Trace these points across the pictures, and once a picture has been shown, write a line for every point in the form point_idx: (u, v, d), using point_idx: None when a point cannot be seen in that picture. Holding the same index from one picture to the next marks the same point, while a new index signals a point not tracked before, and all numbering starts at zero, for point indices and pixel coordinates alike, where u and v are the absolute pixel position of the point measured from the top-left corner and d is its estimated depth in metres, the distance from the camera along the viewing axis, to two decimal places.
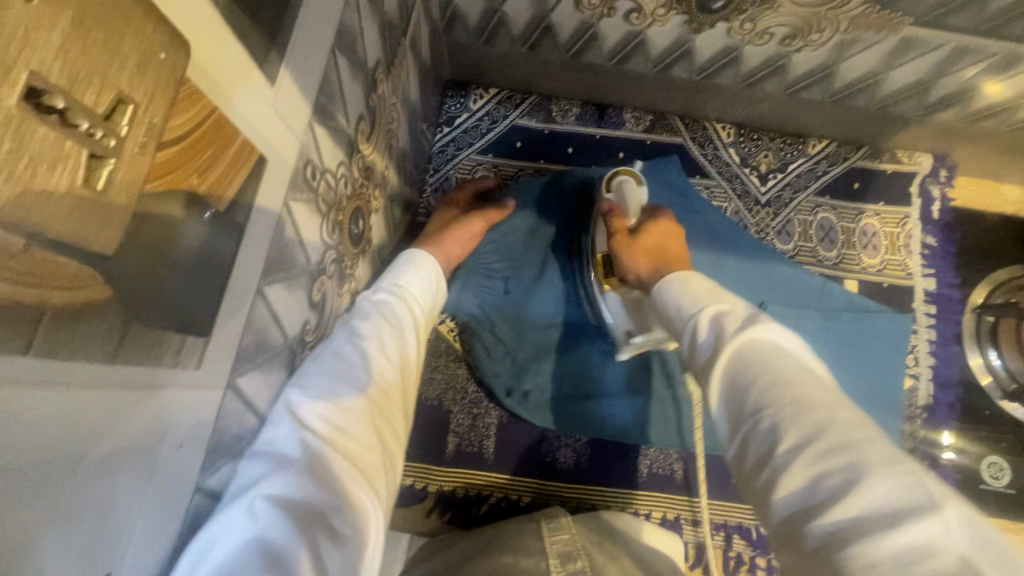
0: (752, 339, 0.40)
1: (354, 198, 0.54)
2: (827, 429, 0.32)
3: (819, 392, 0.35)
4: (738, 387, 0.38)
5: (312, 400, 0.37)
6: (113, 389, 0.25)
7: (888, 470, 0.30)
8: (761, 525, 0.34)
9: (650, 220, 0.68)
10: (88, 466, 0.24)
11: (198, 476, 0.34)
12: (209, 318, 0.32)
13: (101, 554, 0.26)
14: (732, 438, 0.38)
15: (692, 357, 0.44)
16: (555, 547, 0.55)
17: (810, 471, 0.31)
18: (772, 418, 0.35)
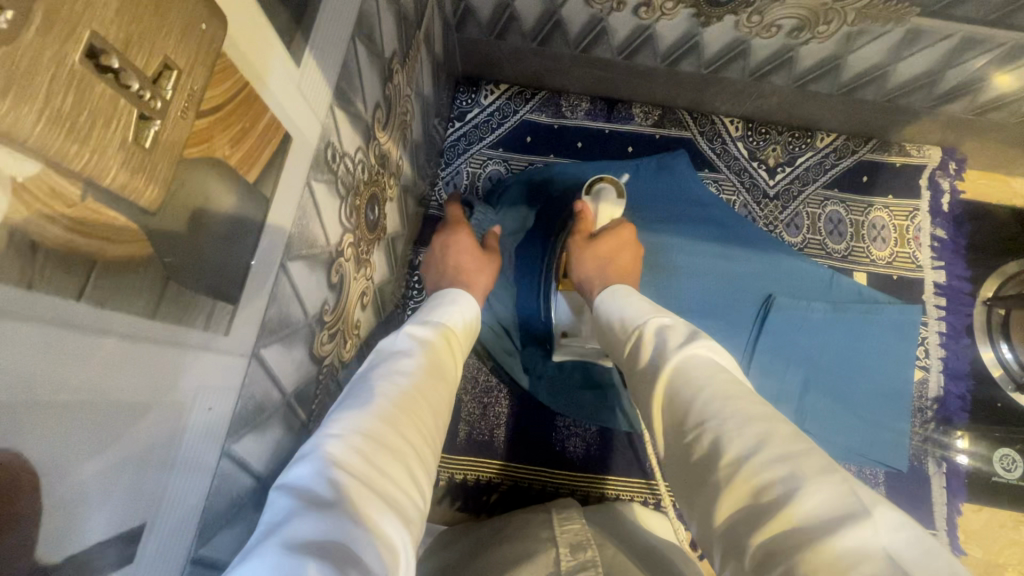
0: (693, 350, 0.43)
1: (371, 184, 0.55)
2: (769, 439, 0.33)
3: (755, 405, 0.36)
4: (679, 398, 0.40)
5: (347, 434, 0.34)
6: (151, 347, 0.26)
7: (825, 478, 0.30)
8: (703, 535, 0.34)
9: (611, 227, 0.70)
10: (127, 412, 0.26)
11: (225, 441, 0.35)
12: (238, 287, 0.33)
13: (135, 504, 0.27)
14: (676, 449, 0.38)
15: (636, 368, 0.47)
16: (565, 537, 0.54)
17: (753, 481, 0.31)
18: (712, 432, 0.35)
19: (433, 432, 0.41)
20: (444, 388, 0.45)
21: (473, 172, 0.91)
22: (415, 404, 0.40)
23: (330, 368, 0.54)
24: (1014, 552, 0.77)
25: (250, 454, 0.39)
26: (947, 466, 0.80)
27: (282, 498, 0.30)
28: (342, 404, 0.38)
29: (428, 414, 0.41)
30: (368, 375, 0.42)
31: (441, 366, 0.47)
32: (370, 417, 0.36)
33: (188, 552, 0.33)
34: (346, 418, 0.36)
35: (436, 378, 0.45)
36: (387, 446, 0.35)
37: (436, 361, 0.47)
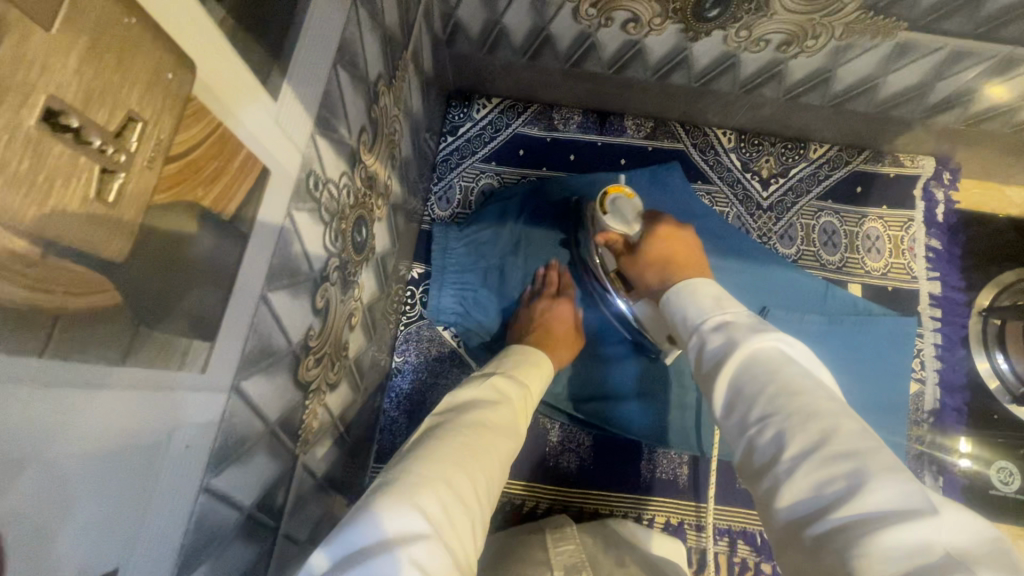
0: (760, 344, 0.47)
1: (357, 207, 0.56)
2: (832, 434, 0.37)
3: (825, 401, 0.40)
4: (748, 393, 0.44)
5: (417, 478, 0.39)
6: (123, 389, 0.26)
7: (887, 473, 0.34)
8: (765, 524, 0.39)
9: (648, 228, 0.70)
10: (98, 458, 0.26)
11: (205, 476, 0.35)
12: (215, 324, 0.33)
13: (111, 546, 0.27)
14: (740, 441, 0.44)
15: (701, 361, 0.51)
16: (560, 560, 0.55)
17: (813, 475, 0.36)
18: (777, 426, 0.40)
19: (491, 475, 0.45)
20: (509, 436, 0.51)
21: (466, 186, 0.91)
22: (480, 447, 0.45)
23: (317, 393, 0.54)
24: None
25: (231, 487, 0.39)
26: (945, 480, 0.79)
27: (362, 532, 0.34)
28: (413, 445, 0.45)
29: (494, 460, 0.46)
30: (445, 420, 0.49)
31: (506, 417, 0.53)
32: (440, 457, 0.42)
33: None
34: (418, 455, 0.42)
35: (500, 425, 0.51)
36: (457, 489, 0.40)
37: (504, 412, 0.53)
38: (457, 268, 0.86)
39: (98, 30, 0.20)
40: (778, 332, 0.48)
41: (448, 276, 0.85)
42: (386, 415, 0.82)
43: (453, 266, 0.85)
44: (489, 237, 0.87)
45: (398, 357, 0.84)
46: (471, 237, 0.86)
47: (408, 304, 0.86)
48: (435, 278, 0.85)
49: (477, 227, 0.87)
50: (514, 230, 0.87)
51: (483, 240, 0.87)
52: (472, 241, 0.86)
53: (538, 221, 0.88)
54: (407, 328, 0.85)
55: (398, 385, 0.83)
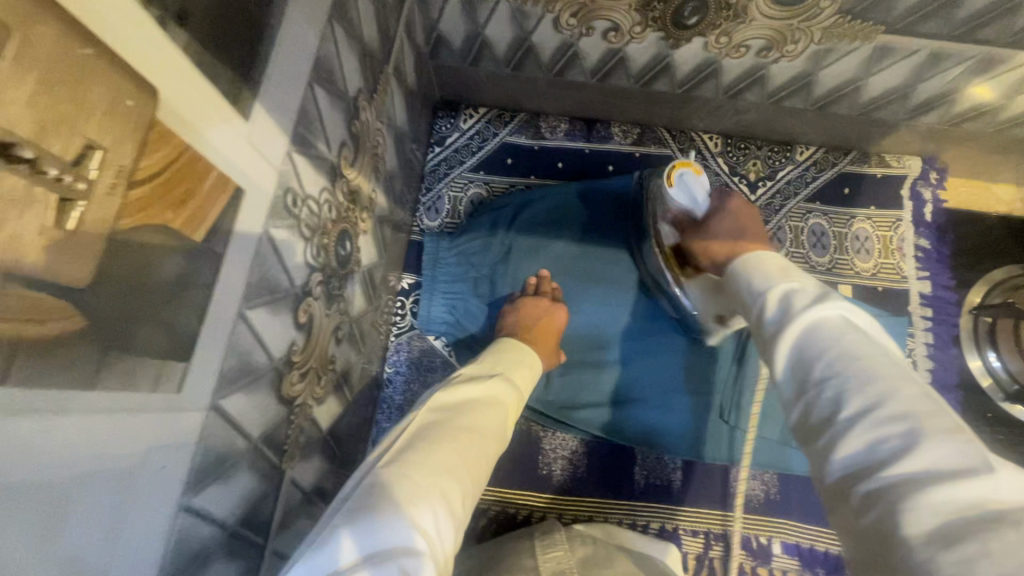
0: (825, 313, 0.44)
1: (340, 221, 0.56)
2: (892, 397, 0.36)
3: (887, 366, 0.38)
4: (807, 356, 0.42)
5: (410, 484, 0.39)
6: (93, 410, 0.27)
7: (945, 437, 0.32)
8: (816, 485, 0.38)
9: (718, 205, 0.69)
10: (70, 481, 0.26)
11: (183, 495, 0.35)
12: (188, 344, 0.33)
13: (84, 569, 0.27)
14: (796, 403, 0.41)
15: (761, 333, 0.48)
16: (549, 565, 0.57)
17: (866, 435, 0.34)
18: (836, 387, 0.38)
19: (475, 473, 0.46)
20: (498, 430, 0.52)
21: (455, 196, 0.91)
22: (470, 442, 0.47)
23: (303, 407, 0.54)
24: None
25: (213, 505, 0.39)
26: None
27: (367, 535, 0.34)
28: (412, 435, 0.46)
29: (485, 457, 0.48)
30: (435, 416, 0.49)
31: (497, 417, 0.53)
32: (438, 451, 0.43)
33: None
34: (429, 448, 0.43)
35: (489, 425, 0.51)
36: (448, 499, 0.40)
37: (491, 408, 0.53)
38: (446, 278, 0.85)
39: (51, 62, 0.21)
40: (843, 299, 0.45)
41: (438, 286, 0.85)
42: (380, 425, 0.82)
43: (443, 277, 0.85)
44: (482, 244, 0.86)
45: (389, 368, 0.85)
46: (460, 248, 0.86)
47: (399, 315, 0.87)
48: (425, 288, 0.85)
49: (467, 237, 0.86)
50: (503, 237, 0.86)
51: (471, 248, 0.86)
52: (460, 250, 0.86)
53: (526, 227, 0.87)
54: (398, 338, 0.86)
55: (390, 395, 0.83)
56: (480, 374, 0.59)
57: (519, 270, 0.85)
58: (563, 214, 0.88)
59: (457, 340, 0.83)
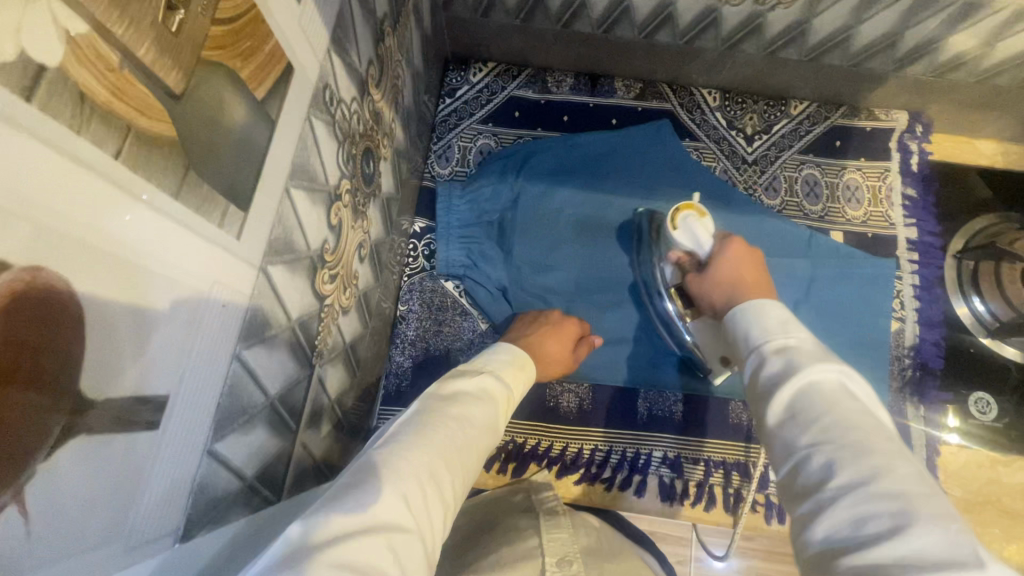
0: (823, 376, 0.45)
1: (365, 138, 0.59)
2: (885, 474, 0.36)
3: (883, 441, 0.39)
4: (805, 418, 0.42)
5: (400, 466, 0.40)
6: (176, 231, 0.30)
7: (939, 522, 0.33)
8: (792, 551, 0.39)
9: (721, 249, 0.67)
10: (154, 280, 0.29)
11: (236, 344, 0.38)
12: (247, 197, 0.36)
13: (161, 376, 0.30)
14: (784, 462, 0.42)
15: (756, 383, 0.49)
16: (552, 546, 0.56)
17: (854, 508, 0.35)
18: (829, 455, 0.39)
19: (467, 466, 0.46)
20: (488, 430, 0.50)
21: (465, 146, 0.94)
22: (464, 442, 0.46)
23: (331, 311, 0.57)
24: (992, 489, 0.81)
25: (259, 367, 0.42)
26: (926, 409, 0.83)
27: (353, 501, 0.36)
28: (399, 431, 0.44)
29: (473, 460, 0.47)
30: (425, 411, 0.47)
31: (489, 412, 0.51)
32: (427, 446, 0.42)
33: (205, 442, 0.36)
34: (416, 447, 0.42)
35: (480, 421, 0.50)
36: (437, 480, 0.41)
37: (486, 404, 0.51)
38: (459, 224, 0.88)
39: None
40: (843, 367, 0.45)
41: (451, 231, 0.88)
42: (394, 360, 0.86)
43: (456, 222, 0.88)
44: (493, 192, 0.89)
45: (402, 306, 0.88)
46: (472, 194, 0.89)
47: (411, 257, 0.90)
48: (438, 233, 0.88)
49: (478, 185, 0.89)
50: (513, 184, 0.90)
51: (483, 194, 0.89)
52: (473, 196, 0.89)
53: (534, 176, 0.90)
54: (410, 278, 0.89)
55: (403, 331, 0.87)
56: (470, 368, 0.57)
57: (527, 216, 0.89)
58: (574, 163, 0.92)
59: (472, 279, 0.87)
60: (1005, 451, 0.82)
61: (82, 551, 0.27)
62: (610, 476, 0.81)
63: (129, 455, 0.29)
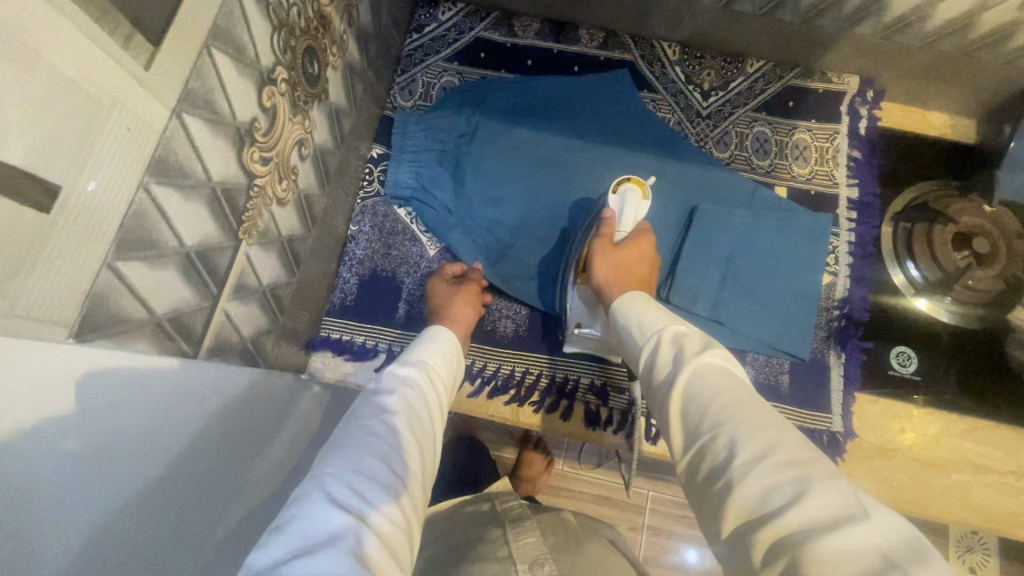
0: (710, 360, 0.53)
1: (308, 36, 0.62)
2: (779, 444, 0.43)
3: (768, 414, 0.47)
4: (701, 403, 0.49)
5: (347, 488, 0.46)
6: (72, 34, 0.33)
7: (829, 483, 0.40)
8: (710, 529, 0.45)
9: (635, 235, 0.78)
10: (46, 67, 0.32)
11: (145, 173, 0.42)
12: (155, 33, 0.40)
13: (54, 162, 0.34)
14: (688, 446, 0.49)
15: (656, 372, 0.56)
16: (522, 552, 0.64)
17: (762, 483, 0.41)
18: (726, 435, 0.46)
19: (414, 465, 0.54)
20: (418, 414, 0.59)
21: (429, 81, 0.97)
22: (398, 445, 0.54)
23: (263, 194, 0.60)
24: (905, 438, 0.84)
25: (171, 209, 0.46)
26: (847, 357, 0.86)
27: (320, 519, 0.43)
28: (337, 444, 0.52)
29: (415, 447, 0.55)
30: (355, 424, 0.55)
31: (415, 411, 0.59)
32: (359, 462, 0.50)
33: (107, 254, 0.40)
34: (351, 454, 0.50)
35: (410, 419, 0.58)
36: (376, 480, 0.49)
37: (409, 396, 0.60)
38: (413, 150, 0.91)
39: None
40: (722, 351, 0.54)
41: (405, 157, 0.91)
42: (342, 277, 0.89)
43: (410, 148, 0.91)
44: (448, 123, 0.92)
45: (354, 226, 0.91)
46: (430, 125, 0.92)
47: (366, 181, 0.93)
48: (393, 158, 0.91)
49: (433, 115, 0.93)
50: (472, 117, 0.93)
51: (440, 124, 0.92)
52: (430, 124, 0.92)
53: (492, 111, 0.94)
54: (364, 202, 0.92)
55: (353, 250, 0.90)
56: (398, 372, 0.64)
57: (482, 150, 0.92)
58: (532, 103, 0.95)
59: (421, 203, 0.91)
60: (922, 403, 0.85)
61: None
62: (539, 399, 0.85)
63: (19, 227, 0.33)
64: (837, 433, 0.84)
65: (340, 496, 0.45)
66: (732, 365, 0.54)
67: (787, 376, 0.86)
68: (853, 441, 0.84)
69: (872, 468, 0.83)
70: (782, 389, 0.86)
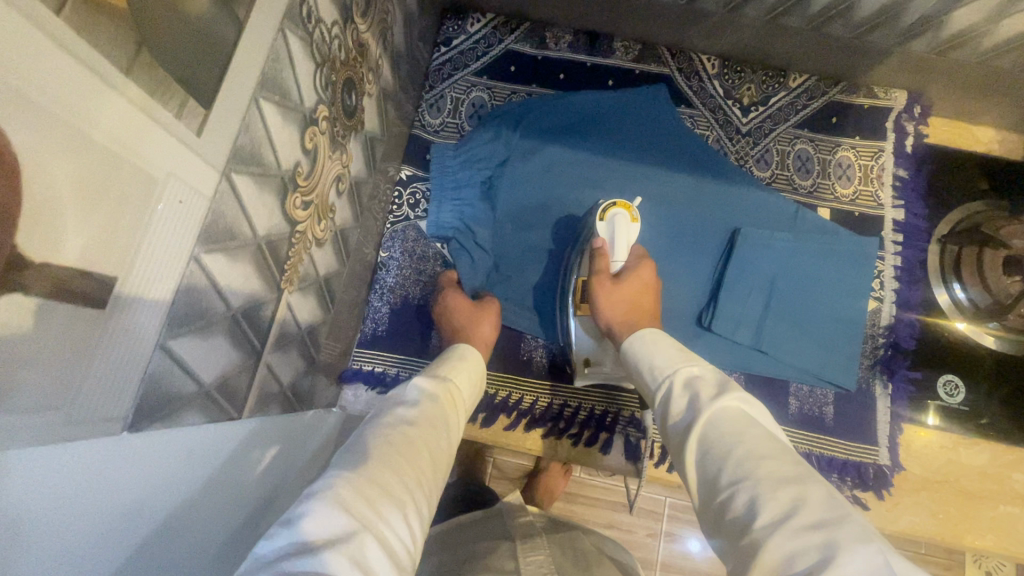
0: (728, 404, 0.49)
1: (347, 68, 0.58)
2: (802, 504, 0.39)
3: (791, 466, 0.43)
4: (718, 455, 0.45)
5: (352, 483, 0.40)
6: (128, 112, 0.30)
7: (857, 547, 0.36)
8: None
9: (633, 265, 0.75)
10: (108, 155, 0.29)
11: (196, 246, 0.39)
12: (208, 95, 0.36)
13: (108, 256, 0.31)
14: (708, 501, 0.45)
15: (666, 419, 0.53)
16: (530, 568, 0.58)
17: (784, 549, 0.37)
18: (748, 492, 0.42)
19: (428, 478, 0.48)
20: (439, 432, 0.54)
21: (457, 97, 0.94)
22: (413, 454, 0.48)
23: (304, 238, 0.57)
24: (951, 470, 0.82)
25: (221, 274, 0.43)
26: (893, 389, 0.84)
27: (311, 518, 0.36)
28: (354, 444, 0.47)
29: (428, 458, 0.49)
30: (373, 428, 0.50)
31: (437, 426, 0.54)
32: (372, 460, 0.44)
33: (158, 337, 0.37)
34: (361, 455, 0.45)
35: (431, 433, 0.52)
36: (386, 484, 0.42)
37: (433, 413, 0.55)
38: (452, 184, 0.88)
39: None
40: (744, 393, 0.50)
41: (446, 192, 0.87)
42: (373, 305, 0.86)
43: (450, 184, 0.87)
44: (489, 154, 0.88)
45: (383, 252, 0.88)
46: (467, 154, 0.88)
47: (395, 205, 0.90)
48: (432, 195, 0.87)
49: (470, 146, 0.88)
50: (510, 141, 0.89)
51: (479, 155, 0.88)
52: (468, 156, 0.88)
53: (531, 133, 0.90)
54: (393, 226, 0.89)
55: (383, 277, 0.87)
56: (423, 383, 0.59)
57: (520, 175, 0.89)
58: (566, 120, 0.92)
59: (461, 243, 0.87)
60: (969, 434, 0.83)
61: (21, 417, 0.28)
62: (578, 432, 0.83)
63: (75, 332, 0.30)
64: (883, 466, 0.82)
65: (355, 494, 0.40)
66: (751, 408, 0.50)
67: (831, 407, 0.84)
68: (900, 473, 0.82)
69: (918, 501, 0.81)
70: (826, 420, 0.84)
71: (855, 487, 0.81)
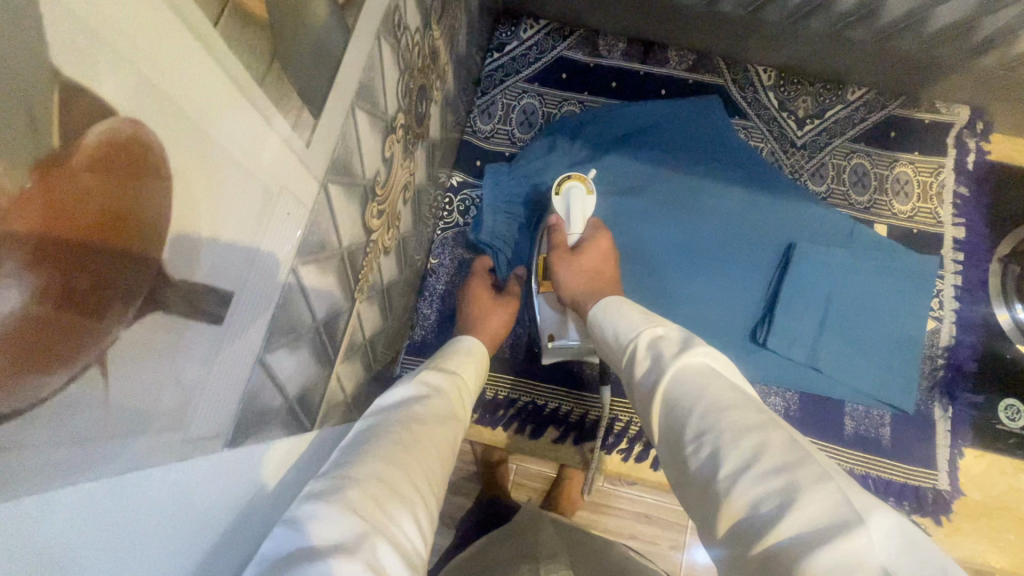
0: (693, 358, 0.46)
1: (421, 75, 0.58)
2: (765, 450, 0.36)
3: (752, 414, 0.39)
4: (681, 412, 0.42)
5: (357, 485, 0.36)
6: (256, 123, 0.29)
7: (818, 488, 0.33)
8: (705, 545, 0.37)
9: (590, 235, 0.75)
10: (239, 167, 0.28)
11: (295, 259, 0.38)
12: (318, 104, 0.35)
13: (229, 270, 0.30)
14: (673, 460, 0.42)
15: (632, 379, 0.50)
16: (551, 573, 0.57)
17: (748, 496, 0.34)
18: (711, 443, 0.38)
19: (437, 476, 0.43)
20: (447, 424, 0.49)
21: (508, 104, 0.93)
22: (421, 449, 0.43)
23: (375, 247, 0.56)
24: (1010, 497, 0.79)
25: (311, 285, 0.42)
26: (953, 411, 0.82)
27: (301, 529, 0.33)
28: (362, 437, 0.43)
29: (437, 451, 0.45)
30: (378, 420, 0.46)
31: (446, 417, 0.50)
32: (385, 458, 0.40)
33: (258, 351, 0.36)
34: (361, 450, 0.41)
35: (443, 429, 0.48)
36: (393, 482, 0.38)
37: (442, 405, 0.50)
38: (503, 194, 0.87)
39: None
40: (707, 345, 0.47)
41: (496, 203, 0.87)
42: (421, 313, 0.86)
43: (503, 198, 0.86)
44: (546, 163, 0.88)
45: (434, 259, 0.88)
46: (522, 169, 0.87)
47: (446, 211, 0.90)
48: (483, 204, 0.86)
49: (532, 160, 0.87)
50: (569, 153, 0.88)
51: (534, 166, 0.87)
52: (523, 170, 0.87)
53: (595, 145, 0.90)
54: (443, 233, 0.89)
55: (433, 285, 0.87)
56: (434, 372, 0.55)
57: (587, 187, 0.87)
58: (619, 132, 0.91)
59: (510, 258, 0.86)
60: None
61: (134, 442, 0.26)
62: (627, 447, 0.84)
63: (187, 357, 0.28)
64: (943, 491, 0.80)
65: (360, 492, 0.36)
66: (715, 361, 0.46)
67: (888, 429, 0.82)
68: (959, 499, 0.79)
69: (978, 528, 0.78)
70: (882, 443, 0.82)
71: (913, 511, 0.79)
